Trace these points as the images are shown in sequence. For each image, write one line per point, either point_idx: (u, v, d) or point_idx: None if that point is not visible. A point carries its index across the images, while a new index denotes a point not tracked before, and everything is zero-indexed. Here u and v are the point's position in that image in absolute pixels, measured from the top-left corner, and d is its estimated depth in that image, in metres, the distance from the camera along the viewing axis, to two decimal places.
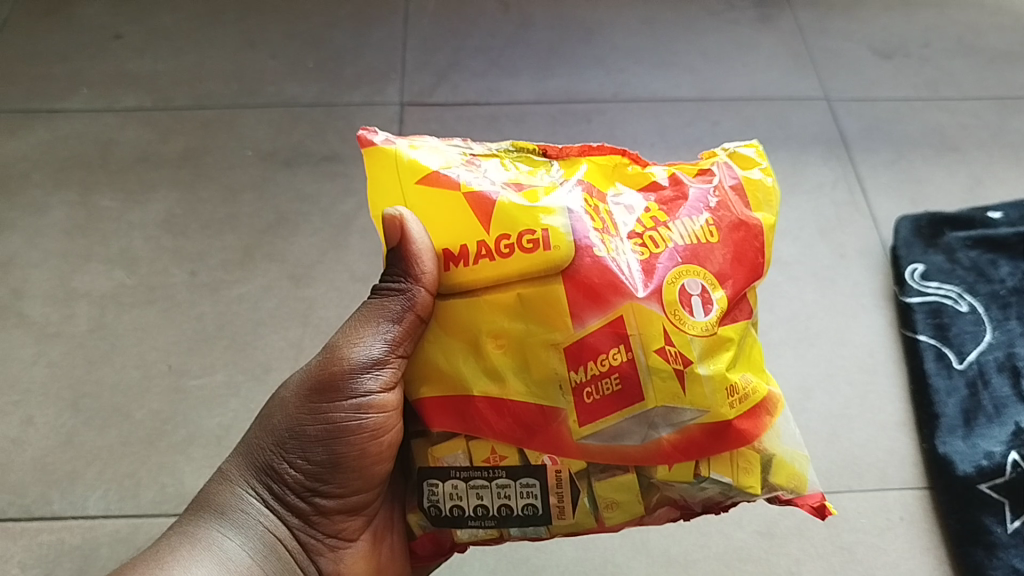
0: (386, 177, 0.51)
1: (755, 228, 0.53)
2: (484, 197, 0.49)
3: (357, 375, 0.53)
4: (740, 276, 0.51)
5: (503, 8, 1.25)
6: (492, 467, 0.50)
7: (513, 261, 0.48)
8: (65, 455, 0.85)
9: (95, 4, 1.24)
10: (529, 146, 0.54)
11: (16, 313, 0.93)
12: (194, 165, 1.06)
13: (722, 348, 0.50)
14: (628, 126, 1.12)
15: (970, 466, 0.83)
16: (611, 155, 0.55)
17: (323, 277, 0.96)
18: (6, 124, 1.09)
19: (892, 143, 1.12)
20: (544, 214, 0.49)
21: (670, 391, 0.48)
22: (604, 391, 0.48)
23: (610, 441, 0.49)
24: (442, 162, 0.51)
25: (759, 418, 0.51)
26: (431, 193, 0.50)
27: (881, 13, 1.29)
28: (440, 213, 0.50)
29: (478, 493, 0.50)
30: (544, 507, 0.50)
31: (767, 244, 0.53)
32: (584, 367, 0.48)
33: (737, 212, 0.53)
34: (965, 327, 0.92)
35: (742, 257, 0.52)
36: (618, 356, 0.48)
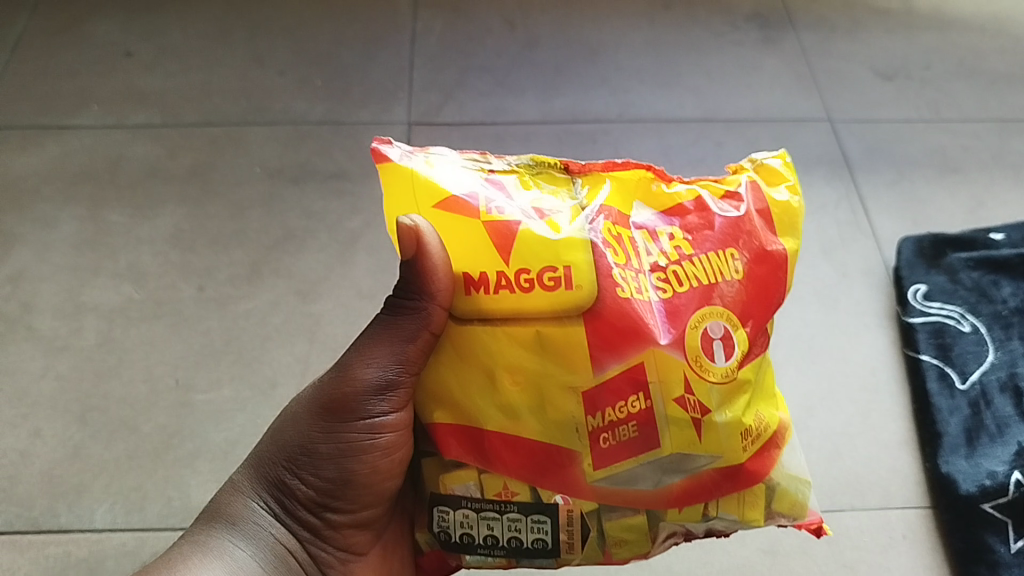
0: (404, 194, 0.51)
1: (779, 256, 0.53)
2: (506, 226, 0.49)
3: (369, 395, 0.54)
4: (760, 313, 0.53)
5: (509, 28, 1.27)
6: (504, 502, 0.52)
7: (534, 297, 0.49)
8: (72, 468, 0.85)
9: (106, 22, 1.25)
10: (549, 160, 0.54)
11: (25, 327, 0.94)
12: (203, 182, 1.07)
13: (738, 392, 0.52)
14: (633, 145, 1.13)
15: (973, 485, 0.83)
16: (635, 171, 0.54)
17: (330, 293, 0.97)
18: (17, 139, 1.11)
19: (894, 164, 1.13)
20: (566, 249, 0.49)
21: (686, 439, 0.51)
22: (621, 437, 0.51)
23: (622, 484, 0.51)
24: (461, 184, 0.51)
25: (767, 455, 0.54)
26: (450, 219, 0.50)
27: (883, 35, 1.30)
28: (459, 237, 0.50)
29: (489, 524, 0.52)
30: (553, 542, 0.52)
31: (789, 270, 0.54)
32: (602, 413, 0.50)
33: (763, 242, 0.53)
34: (967, 347, 0.93)
35: (763, 290, 0.53)
36: (636, 404, 0.50)
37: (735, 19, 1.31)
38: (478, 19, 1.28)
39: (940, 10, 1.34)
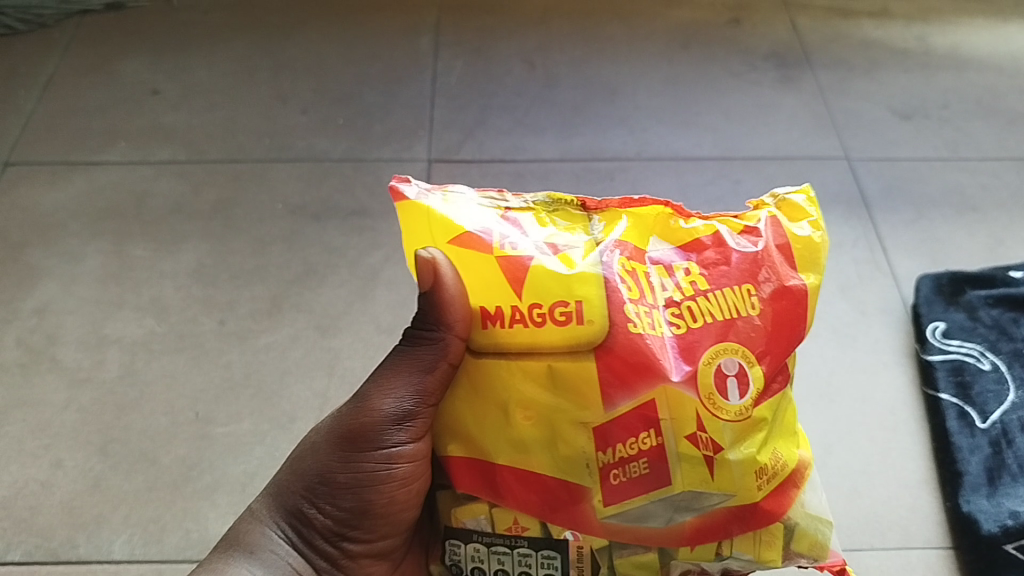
0: (422, 231, 0.53)
1: (798, 292, 0.53)
2: (519, 262, 0.51)
3: (386, 426, 0.55)
4: (779, 348, 0.53)
5: (529, 68, 1.29)
6: (514, 536, 0.54)
7: (547, 331, 0.51)
8: (92, 499, 0.86)
9: (135, 61, 1.28)
10: (567, 198, 0.55)
11: (49, 359, 0.95)
12: (226, 217, 1.08)
13: (753, 430, 0.52)
14: (650, 183, 1.14)
15: (994, 525, 0.81)
16: (652, 207, 0.55)
17: (350, 328, 0.98)
18: (46, 175, 1.13)
19: (913, 203, 1.13)
20: (579, 283, 0.51)
21: (698, 476, 0.51)
22: (632, 473, 0.51)
23: (633, 521, 0.52)
24: (477, 221, 0.52)
25: (783, 494, 0.55)
26: (464, 254, 0.52)
27: (900, 75, 1.31)
28: (475, 273, 0.52)
29: (500, 558, 0.55)
30: None
31: (810, 308, 0.54)
32: (613, 449, 0.51)
33: (781, 278, 0.53)
34: (988, 385, 0.91)
35: (781, 326, 0.53)
36: (648, 440, 0.51)
37: (752, 59, 1.32)
38: (498, 59, 1.30)
39: (957, 51, 1.35)
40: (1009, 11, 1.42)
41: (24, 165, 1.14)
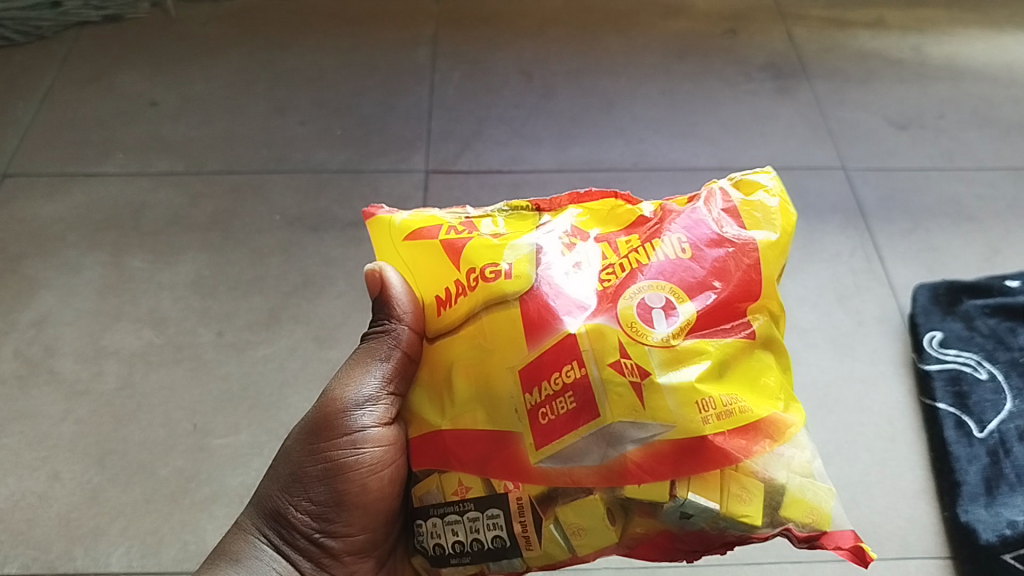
0: (387, 243, 0.56)
1: (743, 245, 0.51)
2: (458, 241, 0.53)
3: (352, 413, 0.56)
4: (721, 290, 0.50)
5: (526, 79, 1.29)
6: (461, 500, 0.50)
7: (479, 291, 0.50)
8: (89, 511, 0.86)
9: (134, 72, 1.29)
10: (521, 204, 0.57)
11: (47, 370, 0.95)
12: (224, 228, 1.09)
13: (692, 361, 0.47)
14: (648, 194, 1.14)
15: (992, 535, 0.81)
16: (603, 200, 0.56)
17: (347, 339, 0.98)
18: (44, 186, 1.13)
19: (909, 213, 1.14)
20: (510, 252, 0.51)
21: (628, 404, 0.46)
22: (560, 409, 0.47)
23: (567, 462, 0.47)
24: (431, 220, 0.55)
25: (751, 439, 0.47)
26: (415, 245, 0.54)
27: (897, 84, 1.32)
28: (426, 261, 0.54)
29: (453, 529, 0.50)
30: (512, 539, 0.49)
31: (764, 261, 0.51)
32: (539, 387, 0.48)
33: (725, 232, 0.51)
34: (985, 395, 0.92)
35: (727, 273, 0.50)
36: (571, 372, 0.47)
37: (749, 69, 1.33)
38: (496, 70, 1.30)
39: (953, 61, 1.36)
40: (1005, 21, 1.43)
41: (22, 177, 1.14)
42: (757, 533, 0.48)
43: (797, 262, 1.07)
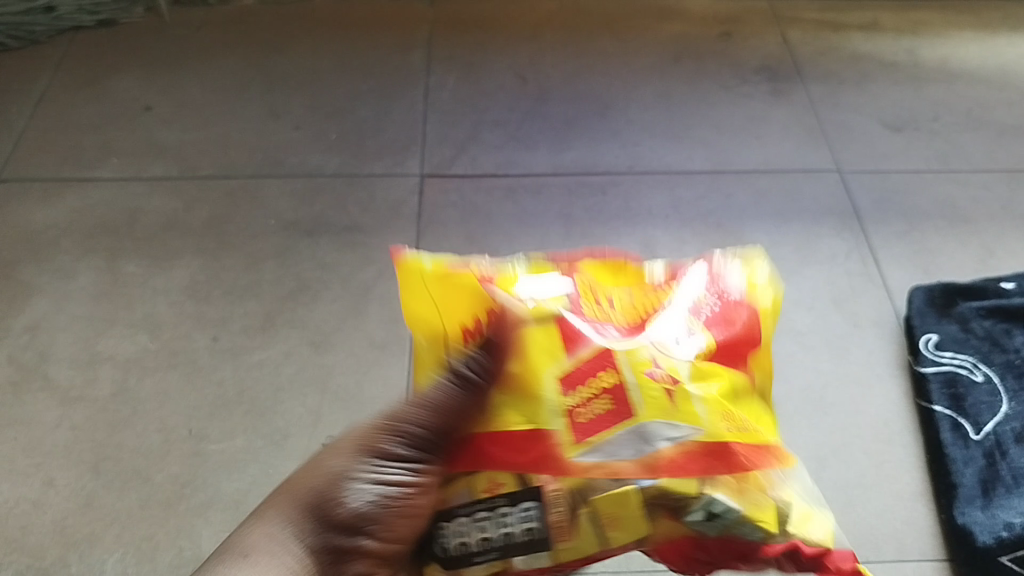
0: (413, 284, 0.59)
1: (744, 303, 0.60)
2: (488, 278, 0.59)
3: (400, 436, 0.56)
4: (729, 333, 0.58)
5: (521, 83, 1.29)
6: (492, 497, 0.53)
7: (512, 311, 0.56)
8: (84, 518, 0.85)
9: (127, 77, 1.28)
10: (533, 260, 0.62)
11: (41, 376, 0.95)
12: (219, 233, 1.08)
13: (710, 381, 0.55)
14: (643, 197, 1.14)
15: (989, 536, 0.81)
16: (613, 261, 0.63)
17: (342, 344, 0.97)
18: (38, 191, 1.13)
19: (904, 215, 1.14)
20: (538, 291, 0.58)
21: (660, 405, 0.52)
22: (598, 411, 0.53)
23: (607, 458, 0.52)
24: (457, 262, 0.60)
25: (768, 453, 0.54)
26: (443, 280, 0.59)
27: (891, 87, 1.32)
28: (457, 288, 0.58)
29: (482, 526, 0.53)
30: (543, 531, 0.52)
31: (763, 316, 0.60)
32: (578, 391, 0.53)
33: (728, 295, 0.61)
34: (980, 397, 0.92)
35: (733, 325, 0.59)
36: (608, 378, 0.53)
37: (743, 72, 1.33)
38: (491, 74, 1.30)
39: (946, 63, 1.36)
40: (998, 24, 1.44)
41: (16, 182, 1.14)
42: (768, 543, 0.55)
43: (793, 265, 1.07)
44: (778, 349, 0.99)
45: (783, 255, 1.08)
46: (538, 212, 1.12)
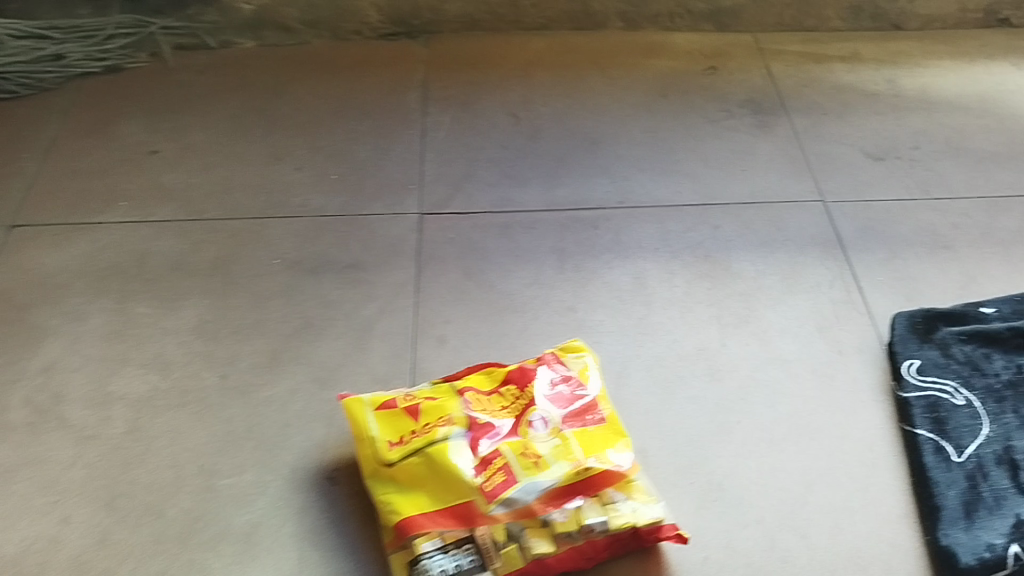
0: (359, 413, 0.90)
1: (586, 416, 0.90)
2: (412, 404, 0.90)
3: None
4: (565, 415, 0.90)
5: (514, 121, 1.34)
6: (449, 544, 0.82)
7: (430, 409, 0.89)
8: (100, 553, 0.88)
9: (133, 122, 1.33)
10: (439, 384, 0.94)
11: (57, 417, 0.98)
12: (225, 273, 1.12)
13: (565, 444, 0.87)
14: (634, 230, 1.18)
15: (972, 557, 0.84)
16: (488, 402, 0.91)
17: (347, 379, 1.01)
18: (50, 235, 1.17)
19: (886, 243, 1.18)
20: (443, 398, 0.91)
21: (527, 466, 0.84)
22: (494, 483, 0.83)
23: (508, 509, 0.83)
24: (388, 393, 0.93)
25: (597, 486, 0.85)
26: (386, 408, 0.90)
27: (872, 117, 1.37)
28: (386, 421, 0.89)
29: (444, 562, 0.81)
30: (483, 558, 0.82)
31: (602, 446, 0.88)
32: (483, 473, 0.84)
33: (568, 406, 0.91)
34: (962, 420, 0.95)
35: (573, 411, 0.90)
36: (499, 460, 0.85)
37: (729, 106, 1.38)
38: (486, 112, 1.35)
39: (926, 93, 1.41)
40: (976, 52, 1.48)
41: (28, 227, 1.18)
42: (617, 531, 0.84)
43: (779, 294, 1.11)
44: (765, 377, 1.02)
45: (770, 284, 1.12)
46: (532, 247, 1.16)
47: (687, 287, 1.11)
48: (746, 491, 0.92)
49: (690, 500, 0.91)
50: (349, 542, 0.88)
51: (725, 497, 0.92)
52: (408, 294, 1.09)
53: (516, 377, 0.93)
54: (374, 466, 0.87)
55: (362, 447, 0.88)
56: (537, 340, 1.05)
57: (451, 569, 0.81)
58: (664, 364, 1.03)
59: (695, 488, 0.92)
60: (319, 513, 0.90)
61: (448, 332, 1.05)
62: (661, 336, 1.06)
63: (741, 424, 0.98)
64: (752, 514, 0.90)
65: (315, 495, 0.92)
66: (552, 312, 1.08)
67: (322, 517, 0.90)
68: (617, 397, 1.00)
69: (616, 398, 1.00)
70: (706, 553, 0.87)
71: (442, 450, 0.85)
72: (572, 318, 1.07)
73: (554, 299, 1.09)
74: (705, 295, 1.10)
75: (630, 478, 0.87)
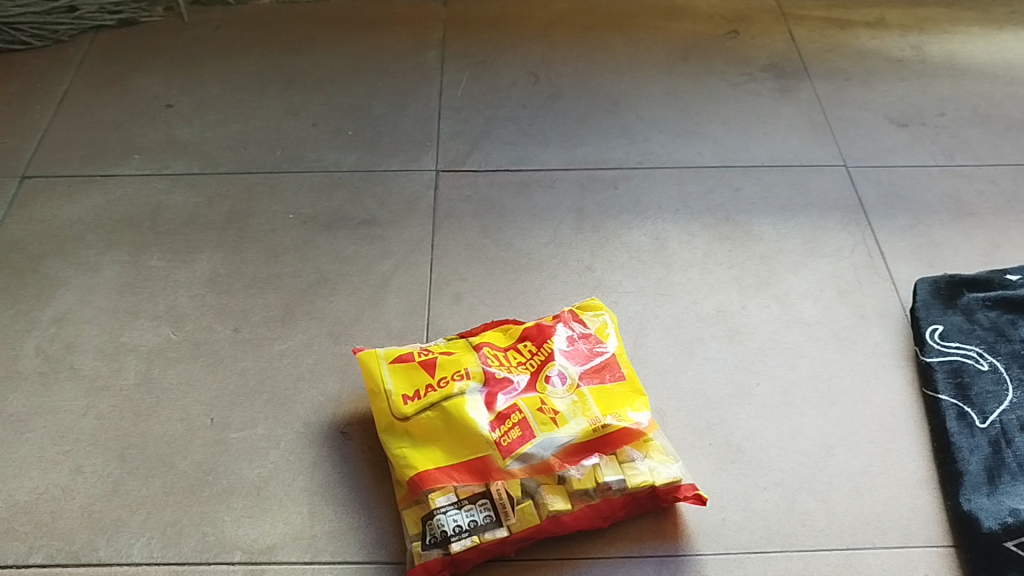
0: (374, 365, 0.89)
1: (604, 371, 0.90)
2: (428, 357, 0.90)
3: None
4: (584, 372, 0.90)
5: (533, 80, 1.32)
6: (464, 500, 0.81)
7: (447, 364, 0.89)
8: (111, 503, 0.86)
9: (147, 76, 1.31)
10: (456, 338, 0.93)
11: (68, 367, 0.97)
12: (239, 228, 1.11)
13: (582, 402, 0.87)
14: (653, 191, 1.17)
15: (994, 522, 0.82)
16: (506, 356, 0.91)
17: (361, 334, 1.00)
18: (63, 188, 1.16)
19: (909, 209, 1.16)
20: (461, 352, 0.91)
21: (546, 423, 0.85)
22: (512, 438, 0.83)
23: (525, 463, 0.82)
24: (403, 346, 0.92)
25: (616, 444, 0.85)
26: (401, 361, 0.89)
27: (897, 83, 1.34)
28: (401, 373, 0.88)
29: (458, 518, 0.80)
30: (497, 513, 0.81)
31: (620, 402, 0.88)
32: (501, 429, 0.84)
33: (587, 363, 0.90)
34: (986, 386, 0.94)
35: (591, 369, 0.90)
36: (516, 415, 0.85)
37: (751, 69, 1.35)
38: (504, 72, 1.33)
39: (952, 59, 1.38)
40: (1004, 19, 1.45)
41: (41, 179, 1.17)
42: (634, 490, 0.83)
43: (800, 258, 1.09)
44: (785, 340, 1.01)
45: (791, 247, 1.10)
46: (550, 206, 1.14)
47: (706, 250, 1.10)
48: (764, 454, 0.91)
49: (707, 461, 0.90)
50: (362, 497, 0.87)
51: (744, 459, 0.90)
52: (424, 251, 1.08)
53: (533, 334, 0.93)
54: (388, 420, 0.86)
55: (376, 400, 0.87)
56: (554, 300, 1.03)
57: (466, 524, 0.80)
58: (683, 325, 1.01)
59: (712, 449, 0.91)
60: (332, 467, 0.89)
61: (464, 290, 1.04)
62: (679, 297, 1.04)
63: (760, 387, 0.96)
64: (770, 477, 0.89)
65: (328, 449, 0.90)
66: (569, 271, 1.06)
67: (335, 471, 0.89)
68: (634, 357, 0.98)
69: (632, 357, 0.98)
70: (724, 515, 0.86)
71: (458, 406, 0.85)
72: (590, 278, 1.06)
73: (572, 259, 1.08)
74: (725, 257, 1.09)
75: (648, 437, 0.86)
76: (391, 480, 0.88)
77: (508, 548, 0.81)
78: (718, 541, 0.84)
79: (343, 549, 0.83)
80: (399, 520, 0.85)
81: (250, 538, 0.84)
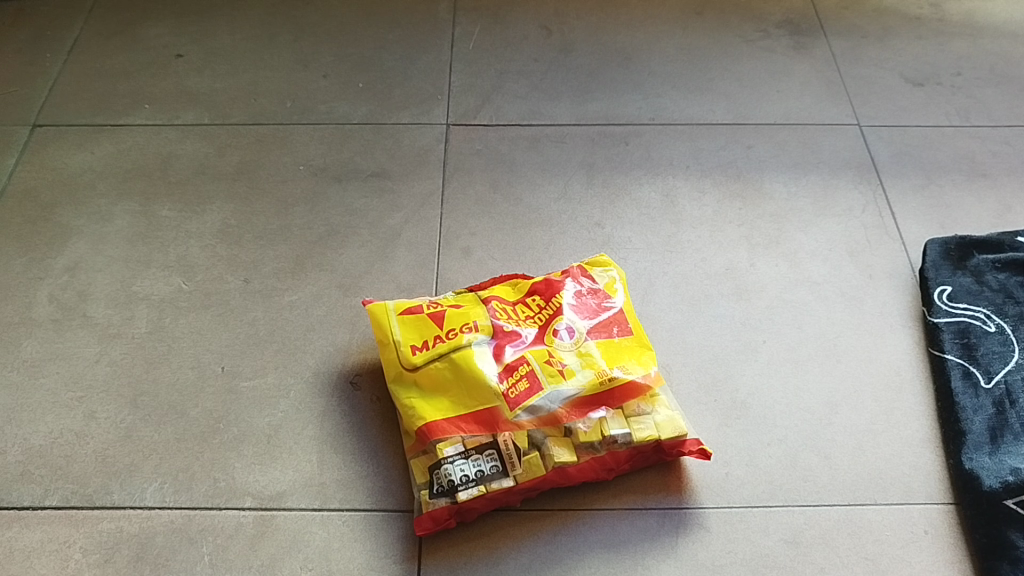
0: (383, 316, 0.90)
1: (612, 327, 0.90)
2: (436, 309, 0.90)
3: None
4: (594, 327, 0.90)
5: (545, 34, 1.31)
6: (470, 452, 0.82)
7: (456, 316, 0.89)
8: (124, 449, 0.88)
9: (158, 25, 1.31)
10: (465, 292, 0.94)
11: (81, 314, 0.98)
12: (249, 179, 1.11)
13: (590, 355, 0.87)
14: (664, 147, 1.16)
15: (995, 481, 0.83)
16: (515, 309, 0.92)
17: (370, 287, 1.01)
18: (74, 136, 1.16)
19: (922, 169, 1.15)
20: (470, 305, 0.91)
21: (554, 375, 0.85)
22: (519, 390, 0.84)
23: (533, 415, 0.84)
24: (410, 300, 0.92)
25: (624, 398, 0.86)
26: (409, 314, 0.90)
27: (914, 41, 1.32)
28: (410, 325, 0.89)
29: (464, 469, 0.81)
30: (504, 464, 0.82)
31: (627, 355, 0.88)
32: (508, 381, 0.85)
33: (595, 318, 0.91)
34: (992, 347, 0.94)
35: (601, 323, 0.91)
36: (524, 367, 0.86)
37: (766, 26, 1.34)
38: (516, 25, 1.32)
39: (971, 18, 1.36)
40: None
41: (52, 127, 1.17)
42: (640, 444, 0.84)
43: (810, 217, 1.09)
44: (792, 298, 1.01)
45: (801, 206, 1.10)
46: (561, 161, 1.14)
47: (716, 207, 1.09)
48: (769, 410, 0.92)
49: (713, 417, 0.91)
50: (370, 446, 0.88)
51: (748, 415, 0.91)
52: (434, 206, 1.08)
53: (542, 289, 0.93)
54: (397, 370, 0.87)
55: (386, 352, 0.88)
56: (563, 256, 1.03)
57: (473, 474, 0.81)
58: (691, 282, 1.02)
59: (717, 405, 0.92)
60: (340, 417, 0.90)
61: (473, 244, 1.04)
62: (688, 254, 1.04)
63: (767, 344, 0.97)
64: (774, 433, 0.90)
65: (337, 399, 0.92)
66: (579, 227, 1.06)
67: (344, 421, 0.90)
68: (642, 313, 0.99)
69: (640, 313, 0.99)
70: (727, 469, 0.87)
71: (467, 356, 0.86)
72: (599, 234, 1.06)
73: (581, 214, 1.08)
74: (734, 215, 1.09)
75: (655, 391, 0.87)
76: (398, 431, 0.89)
77: (514, 499, 0.83)
78: (721, 495, 0.85)
79: (351, 497, 0.85)
80: (406, 469, 0.87)
81: (259, 485, 0.85)
